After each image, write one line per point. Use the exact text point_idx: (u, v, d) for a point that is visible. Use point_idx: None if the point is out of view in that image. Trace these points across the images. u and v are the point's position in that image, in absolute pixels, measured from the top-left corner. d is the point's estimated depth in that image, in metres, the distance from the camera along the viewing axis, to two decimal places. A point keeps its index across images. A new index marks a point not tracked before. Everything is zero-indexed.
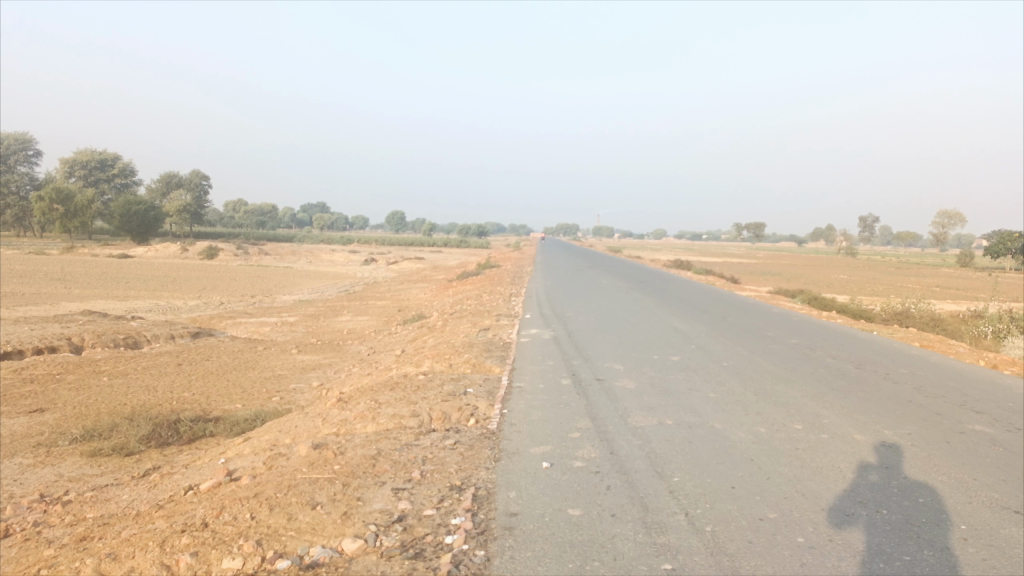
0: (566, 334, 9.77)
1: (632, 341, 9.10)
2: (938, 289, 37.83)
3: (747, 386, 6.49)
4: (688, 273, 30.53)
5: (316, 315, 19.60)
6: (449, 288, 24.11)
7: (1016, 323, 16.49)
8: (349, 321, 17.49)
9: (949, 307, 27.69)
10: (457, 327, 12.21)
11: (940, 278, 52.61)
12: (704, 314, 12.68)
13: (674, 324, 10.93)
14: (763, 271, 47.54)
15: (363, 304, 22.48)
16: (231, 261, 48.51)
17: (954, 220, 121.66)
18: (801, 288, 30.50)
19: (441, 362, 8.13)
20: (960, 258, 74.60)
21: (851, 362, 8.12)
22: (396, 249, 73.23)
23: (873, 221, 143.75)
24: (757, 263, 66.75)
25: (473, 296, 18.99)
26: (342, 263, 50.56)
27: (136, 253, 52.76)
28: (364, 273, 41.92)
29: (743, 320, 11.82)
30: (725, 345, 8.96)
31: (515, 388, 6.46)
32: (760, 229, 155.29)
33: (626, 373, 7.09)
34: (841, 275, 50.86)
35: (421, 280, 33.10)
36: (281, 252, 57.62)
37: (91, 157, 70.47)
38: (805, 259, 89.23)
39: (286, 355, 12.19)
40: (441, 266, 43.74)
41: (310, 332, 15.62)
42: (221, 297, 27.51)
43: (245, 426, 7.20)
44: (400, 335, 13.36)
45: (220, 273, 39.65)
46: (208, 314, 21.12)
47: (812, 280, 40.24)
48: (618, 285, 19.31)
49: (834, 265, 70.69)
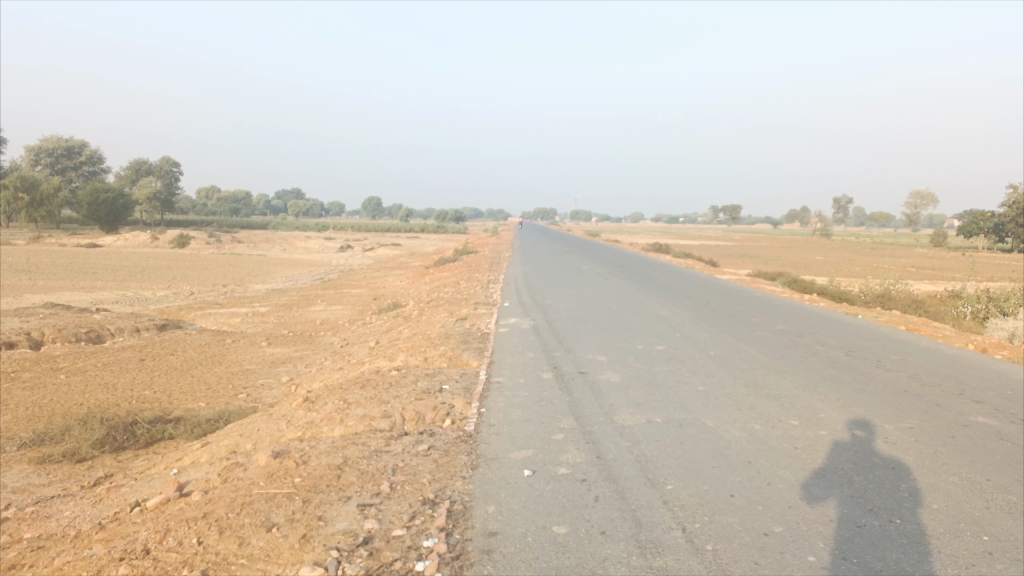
0: (546, 323, 9.40)
1: (615, 330, 8.75)
2: (915, 270, 37.93)
3: (738, 379, 6.16)
4: (668, 257, 30.30)
5: (289, 304, 19.08)
6: (426, 276, 23.67)
7: (997, 303, 16.37)
8: (323, 311, 17.01)
9: (927, 287, 27.71)
10: (433, 317, 11.80)
11: (916, 258, 52.95)
12: (687, 299, 12.38)
13: (657, 311, 10.60)
14: (742, 254, 47.47)
15: (338, 293, 21.98)
16: (203, 250, 47.58)
17: (926, 200, 123.04)
18: (781, 270, 30.39)
19: (416, 355, 7.74)
20: (934, 238, 75.25)
21: (841, 349, 7.84)
22: (372, 236, 72.37)
23: (848, 202, 144.92)
24: (735, 245, 66.85)
25: (450, 283, 18.56)
26: (318, 251, 49.74)
27: (105, 242, 51.59)
28: (340, 261, 41.29)
29: (728, 306, 11.52)
30: (711, 333, 8.64)
31: (493, 384, 6.08)
32: (737, 212, 156.00)
33: (610, 365, 6.74)
34: (818, 257, 51.01)
35: (398, 267, 32.59)
36: (256, 239, 56.62)
37: (58, 144, 68.75)
38: (782, 241, 89.61)
39: (255, 348, 11.72)
40: (418, 253, 43.21)
41: (281, 323, 15.12)
42: (193, 287, 26.85)
43: (207, 427, 6.76)
44: (375, 325, 12.94)
45: (192, 262, 38.81)
46: (177, 305, 20.50)
47: (791, 263, 40.22)
48: (598, 271, 18.98)
49: (811, 246, 71.02)
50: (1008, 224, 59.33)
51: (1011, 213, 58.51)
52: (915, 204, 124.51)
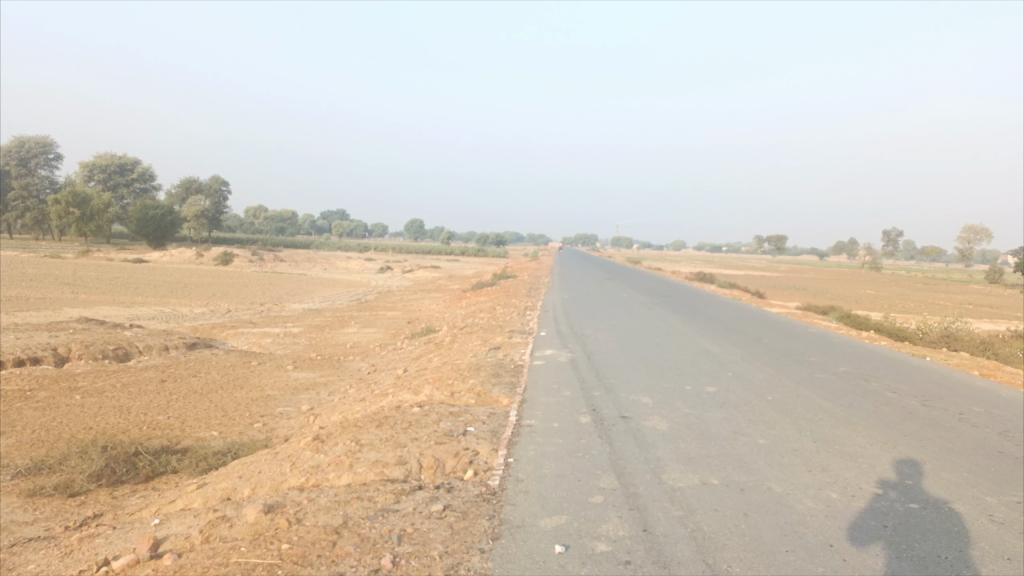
0: (585, 357, 8.72)
1: (660, 368, 8.03)
2: (972, 307, 36.20)
3: (803, 432, 5.42)
4: (712, 287, 29.40)
5: (322, 326, 18.66)
6: (463, 300, 23.15)
7: None
8: (354, 334, 16.54)
9: (988, 326, 26.29)
10: (466, 345, 11.19)
11: (972, 294, 50.89)
12: (736, 334, 11.61)
13: (704, 347, 9.86)
14: (787, 286, 46.05)
15: (373, 315, 21.55)
16: (245, 267, 47.92)
17: (982, 233, 118.76)
18: (831, 304, 29.25)
19: (442, 389, 7.13)
20: (990, 274, 72.56)
21: (916, 398, 7.03)
22: (413, 257, 72.50)
23: (897, 234, 141.33)
24: (781, 276, 65.29)
25: (486, 308, 17.96)
26: (357, 271, 49.70)
27: (151, 258, 52.36)
28: (379, 282, 41.12)
29: (780, 343, 10.72)
30: (767, 374, 7.87)
31: (524, 427, 5.42)
32: (782, 243, 153.37)
33: (656, 409, 6.03)
34: (868, 291, 49.36)
35: (436, 290, 32.17)
36: (297, 258, 56.97)
37: (111, 161, 70.41)
38: (829, 273, 87.41)
39: (280, 372, 11.23)
40: (457, 276, 42.86)
41: (311, 345, 14.67)
42: (229, 305, 26.72)
43: (213, 462, 6.23)
44: (405, 351, 12.38)
45: (233, 280, 38.98)
46: (211, 323, 20.25)
47: (840, 296, 38.76)
48: (640, 300, 18.24)
49: (860, 280, 69.02)
50: None
51: None
52: (969, 238, 120.68)
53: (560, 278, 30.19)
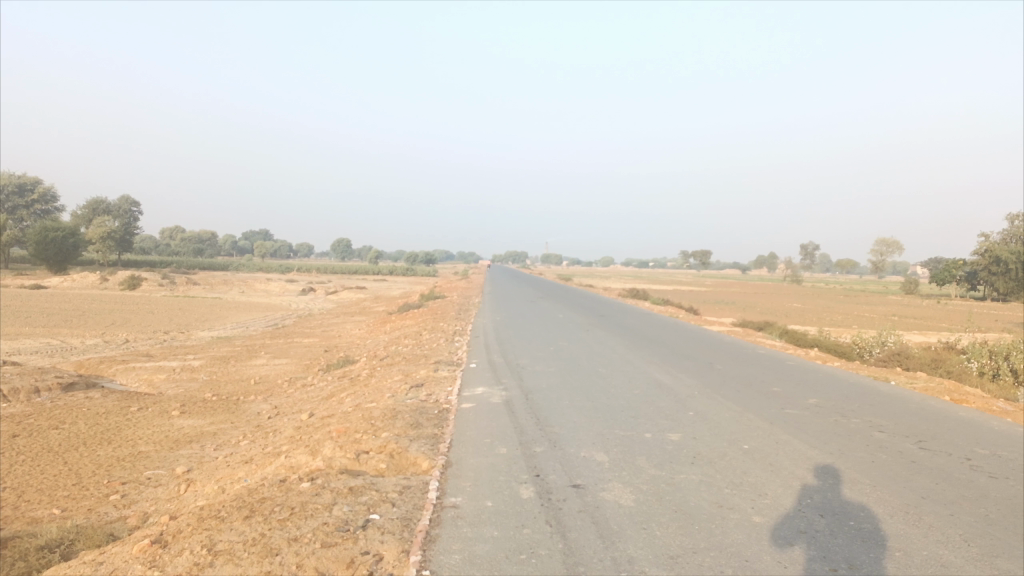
0: (522, 396, 7.43)
1: (609, 408, 6.80)
2: (898, 319, 36.56)
3: (807, 505, 4.22)
4: (647, 304, 28.67)
5: (228, 357, 16.80)
6: (387, 324, 21.64)
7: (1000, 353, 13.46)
8: (262, 367, 14.79)
9: (920, 339, 26.25)
10: (382, 381, 9.72)
11: (891, 306, 52.13)
12: (684, 358, 10.56)
13: (653, 376, 8.73)
14: (716, 301, 45.95)
15: (287, 343, 19.75)
16: (155, 292, 44.96)
17: (892, 246, 124.18)
18: (766, 319, 28.87)
19: (348, 448, 5.70)
20: (906, 285, 75.10)
21: (908, 440, 6.02)
22: (338, 278, 70.15)
23: (814, 248, 145.84)
24: (709, 291, 65.87)
25: (411, 334, 16.49)
26: (277, 294, 47.41)
27: (51, 283, 48.70)
28: (300, 305, 39.06)
29: (733, 368, 9.71)
30: (733, 412, 6.76)
31: (448, 511, 4.07)
32: (707, 258, 156.60)
33: (615, 471, 4.78)
34: (796, 304, 49.93)
35: (359, 313, 30.45)
36: (213, 281, 53.99)
37: (9, 181, 65.69)
38: (754, 286, 89.13)
39: (163, 419, 9.51)
40: (383, 297, 41.19)
41: (208, 383, 12.89)
42: (130, 334, 24.41)
43: (31, 565, 4.66)
44: (314, 388, 10.79)
45: (139, 306, 36.27)
46: (101, 357, 18.06)
47: (770, 310, 38.66)
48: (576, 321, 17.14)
49: (783, 293, 70.40)
50: (980, 272, 59.06)
51: (983, 260, 58.30)
52: (881, 250, 125.54)
53: (492, 298, 28.86)
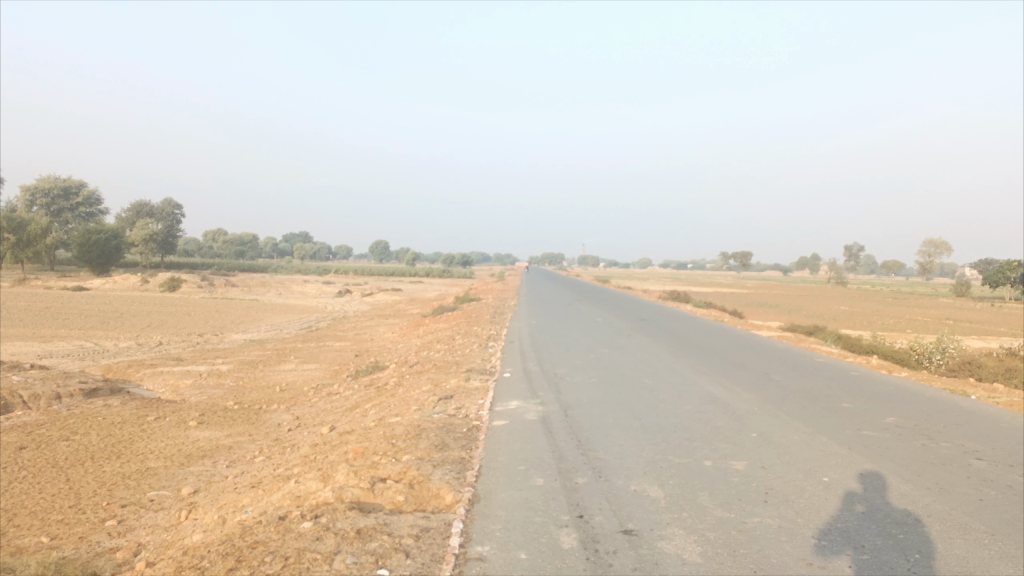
0: (560, 412, 6.69)
1: (659, 428, 6.03)
2: (952, 323, 34.85)
3: (916, 563, 3.42)
4: (688, 307, 27.72)
5: (256, 362, 16.33)
6: (420, 327, 21.08)
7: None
8: (290, 373, 14.25)
9: (978, 344, 24.91)
10: (409, 392, 9.02)
11: (942, 309, 50.18)
12: (737, 368, 9.71)
13: (706, 389, 7.91)
14: (759, 303, 44.51)
15: (318, 346, 19.27)
16: (193, 294, 45.15)
17: (939, 248, 120.68)
18: (813, 323, 27.69)
19: (364, 474, 5.00)
20: (956, 288, 72.59)
21: (1015, 471, 5.14)
22: (375, 279, 70.13)
23: (858, 249, 142.05)
24: (750, 293, 64.34)
25: (443, 339, 15.84)
26: (313, 296, 47.28)
27: (92, 285, 49.27)
28: (334, 307, 38.82)
29: (792, 380, 8.83)
30: (803, 435, 5.94)
31: (474, 566, 3.34)
32: (747, 260, 153.98)
33: (674, 512, 4.01)
34: (842, 306, 48.32)
35: (393, 315, 29.96)
36: (250, 283, 54.15)
37: (54, 185, 66.89)
38: (795, 288, 87.18)
39: (178, 430, 8.94)
40: (417, 299, 40.77)
41: (232, 390, 12.37)
42: (162, 337, 24.21)
43: None
44: (339, 397, 10.17)
45: (175, 308, 36.32)
46: (130, 361, 17.75)
47: (815, 313, 37.21)
48: (616, 325, 16.33)
49: (827, 295, 68.38)
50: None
51: None
52: (929, 252, 121.76)
53: (527, 300, 28.18)
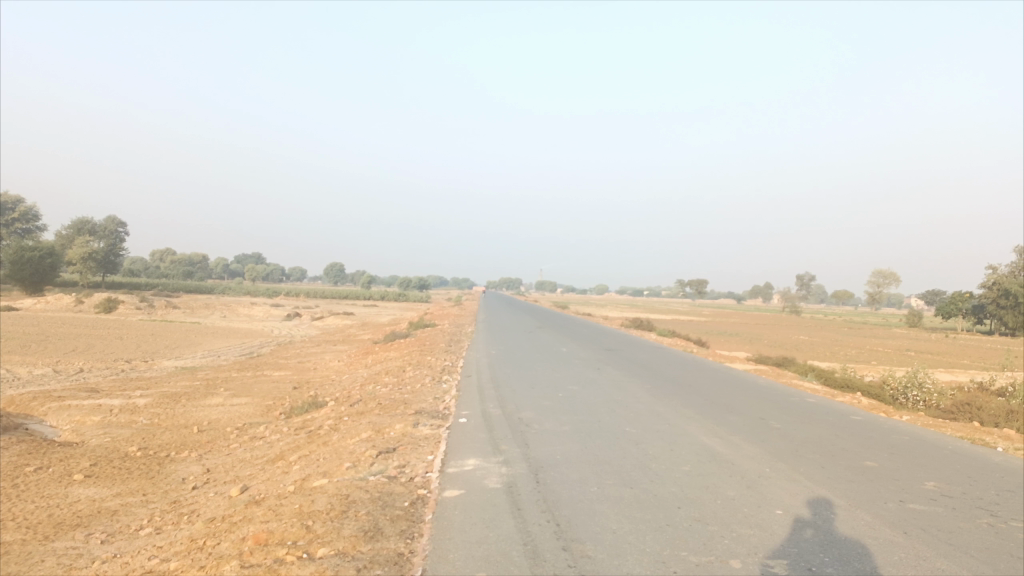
0: (530, 475, 5.30)
1: (659, 501, 4.68)
2: (914, 354, 34.35)
3: None
4: (652, 336, 26.64)
5: (180, 395, 14.53)
6: (369, 356, 19.51)
7: None
8: (216, 409, 12.53)
9: (947, 377, 24.26)
10: (344, 440, 7.50)
11: (899, 339, 50.28)
12: (726, 411, 8.44)
13: (701, 442, 6.59)
14: (719, 332, 43.71)
15: (255, 376, 17.53)
16: (131, 315, 42.64)
17: (887, 278, 123.11)
18: (779, 354, 26.80)
19: None
20: (909, 318, 73.47)
21: None
22: (328, 303, 67.95)
23: (810, 278, 144.57)
24: (711, 321, 64.00)
25: (392, 371, 14.30)
26: (261, 319, 45.22)
27: (23, 305, 46.31)
28: (282, 331, 36.84)
29: (794, 427, 7.59)
30: (839, 514, 4.66)
31: None
32: (702, 287, 155.20)
33: None
34: (803, 336, 48.04)
35: (342, 341, 28.25)
36: (194, 305, 51.57)
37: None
38: (752, 317, 87.58)
39: (56, 487, 7.26)
40: (371, 324, 39.06)
41: (142, 432, 10.65)
42: (86, 363, 22.13)
43: None
44: (263, 443, 8.59)
45: (109, 330, 33.95)
46: (36, 391, 15.76)
47: (778, 343, 36.40)
48: (582, 356, 15.01)
49: (785, 324, 68.38)
50: (988, 305, 57.37)
51: (990, 293, 56.66)
52: (878, 283, 124.10)
53: (486, 327, 26.86)
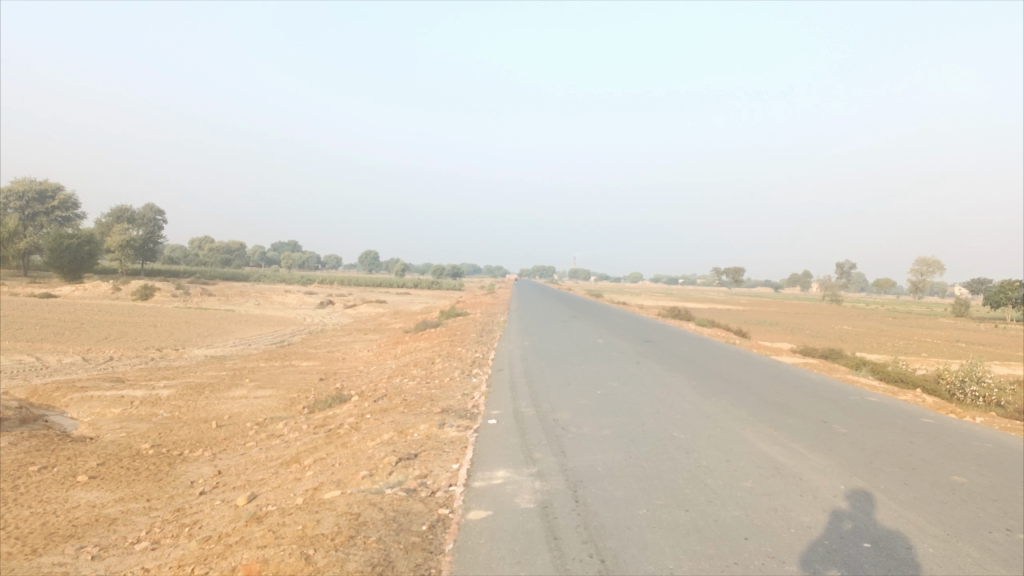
0: (568, 492, 4.61)
1: (721, 531, 3.95)
2: (966, 346, 32.76)
3: None
4: (691, 326, 25.72)
5: (204, 385, 14.12)
6: (399, 346, 18.97)
7: None
8: (238, 401, 12.06)
9: (1004, 371, 22.96)
10: (363, 442, 6.88)
11: (946, 329, 48.51)
12: (784, 412, 7.65)
13: (762, 451, 5.84)
14: (758, 321, 42.49)
15: (282, 366, 17.07)
16: (166, 303, 42.81)
17: (931, 266, 119.60)
18: (824, 345, 25.69)
19: None
20: (955, 307, 71.04)
21: None
22: (361, 291, 67.97)
23: (850, 266, 141.33)
24: (748, 310, 62.58)
25: (420, 363, 13.71)
26: (295, 307, 45.15)
27: (61, 293, 46.81)
28: (314, 319, 36.63)
29: (864, 434, 6.78)
30: (938, 547, 3.89)
31: None
32: (739, 275, 152.65)
33: None
34: (845, 325, 46.57)
35: (373, 330, 27.81)
36: (228, 293, 51.69)
37: (29, 187, 64.27)
38: (790, 305, 85.64)
39: (57, 491, 6.76)
40: (403, 312, 38.69)
41: (160, 426, 10.18)
42: (117, 352, 21.97)
43: None
44: (280, 442, 8.02)
45: (143, 318, 33.99)
46: (61, 381, 15.50)
47: (821, 333, 35.03)
48: (620, 348, 14.24)
49: (825, 313, 66.63)
50: None
51: None
52: (921, 271, 120.53)
53: (518, 316, 26.22)
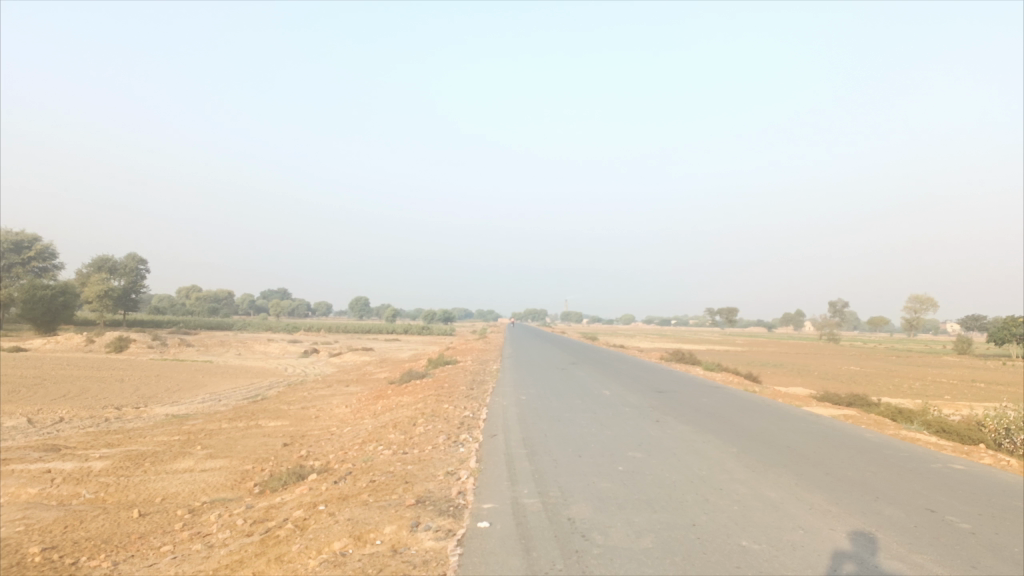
0: None
1: None
2: (986, 387, 30.73)
3: None
4: (699, 371, 23.78)
5: (148, 455, 12.03)
6: (380, 401, 16.93)
7: None
8: (180, 478, 10.00)
9: None
10: (302, 560, 4.87)
11: (953, 368, 46.61)
12: (872, 498, 5.75)
13: None
14: (763, 364, 40.57)
15: (245, 428, 14.97)
16: (141, 356, 40.55)
17: (925, 304, 118.22)
18: (843, 390, 23.68)
19: None
20: (956, 345, 69.27)
21: None
22: (349, 338, 65.73)
23: (843, 305, 140.23)
24: (747, 351, 60.67)
25: (401, 424, 11.70)
26: (277, 357, 42.98)
27: (31, 346, 44.51)
28: (295, 369, 34.53)
29: (998, 533, 4.93)
30: None
31: None
32: (732, 316, 150.85)
33: None
34: (851, 366, 44.59)
35: (355, 381, 25.72)
36: (207, 342, 49.30)
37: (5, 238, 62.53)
38: (787, 346, 83.72)
39: None
40: (389, 360, 36.68)
41: (69, 517, 8.12)
42: (70, 412, 19.83)
43: None
44: (201, 549, 5.99)
45: (111, 372, 31.80)
46: None
47: (831, 376, 33.03)
48: (630, 402, 12.33)
49: (826, 353, 64.47)
50: None
51: None
52: (915, 307, 119.20)
53: (513, 364, 24.13)
